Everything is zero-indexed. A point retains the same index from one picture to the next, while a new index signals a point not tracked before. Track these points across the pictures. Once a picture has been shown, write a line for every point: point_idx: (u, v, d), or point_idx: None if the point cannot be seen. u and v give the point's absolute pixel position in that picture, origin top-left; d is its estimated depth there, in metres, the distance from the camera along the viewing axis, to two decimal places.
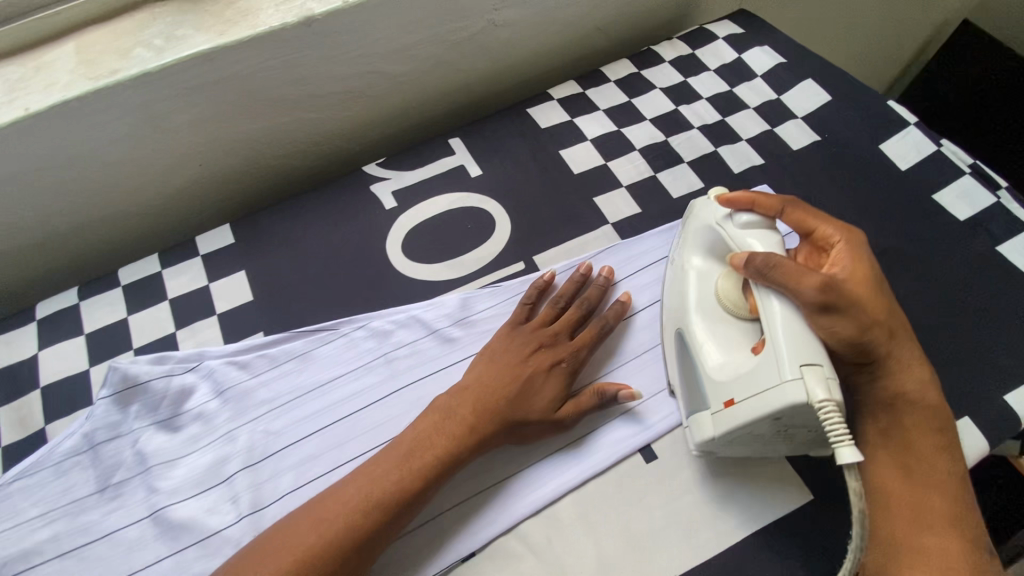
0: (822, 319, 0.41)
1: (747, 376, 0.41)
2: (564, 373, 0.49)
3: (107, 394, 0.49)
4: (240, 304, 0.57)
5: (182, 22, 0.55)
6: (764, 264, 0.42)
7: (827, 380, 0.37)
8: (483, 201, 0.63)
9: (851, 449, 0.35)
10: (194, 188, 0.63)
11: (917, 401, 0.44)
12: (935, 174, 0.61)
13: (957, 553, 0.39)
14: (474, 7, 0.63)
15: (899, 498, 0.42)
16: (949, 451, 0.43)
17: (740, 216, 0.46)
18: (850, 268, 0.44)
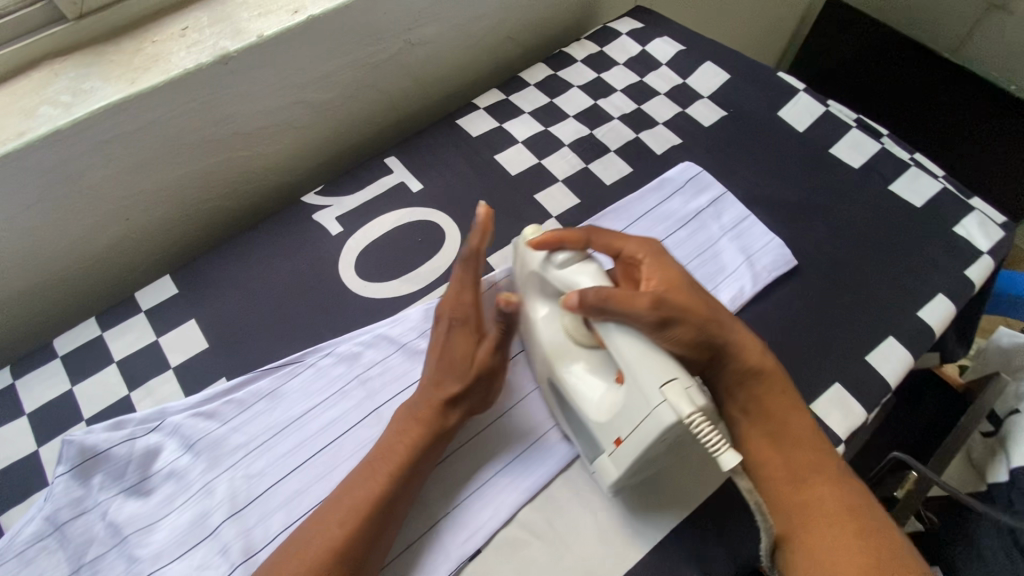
0: (666, 334, 0.42)
1: (622, 413, 0.41)
2: (465, 327, 0.49)
3: (65, 469, 0.46)
4: (194, 356, 0.55)
5: (91, 75, 0.52)
6: (596, 299, 0.41)
7: (687, 390, 0.38)
8: (427, 214, 0.64)
9: (729, 452, 0.37)
10: (128, 244, 0.61)
11: (761, 371, 0.46)
12: (828, 132, 0.68)
13: (832, 495, 0.43)
14: (390, 29, 0.65)
15: (772, 465, 0.45)
16: (796, 405, 0.46)
17: (556, 257, 0.46)
18: (663, 276, 0.46)
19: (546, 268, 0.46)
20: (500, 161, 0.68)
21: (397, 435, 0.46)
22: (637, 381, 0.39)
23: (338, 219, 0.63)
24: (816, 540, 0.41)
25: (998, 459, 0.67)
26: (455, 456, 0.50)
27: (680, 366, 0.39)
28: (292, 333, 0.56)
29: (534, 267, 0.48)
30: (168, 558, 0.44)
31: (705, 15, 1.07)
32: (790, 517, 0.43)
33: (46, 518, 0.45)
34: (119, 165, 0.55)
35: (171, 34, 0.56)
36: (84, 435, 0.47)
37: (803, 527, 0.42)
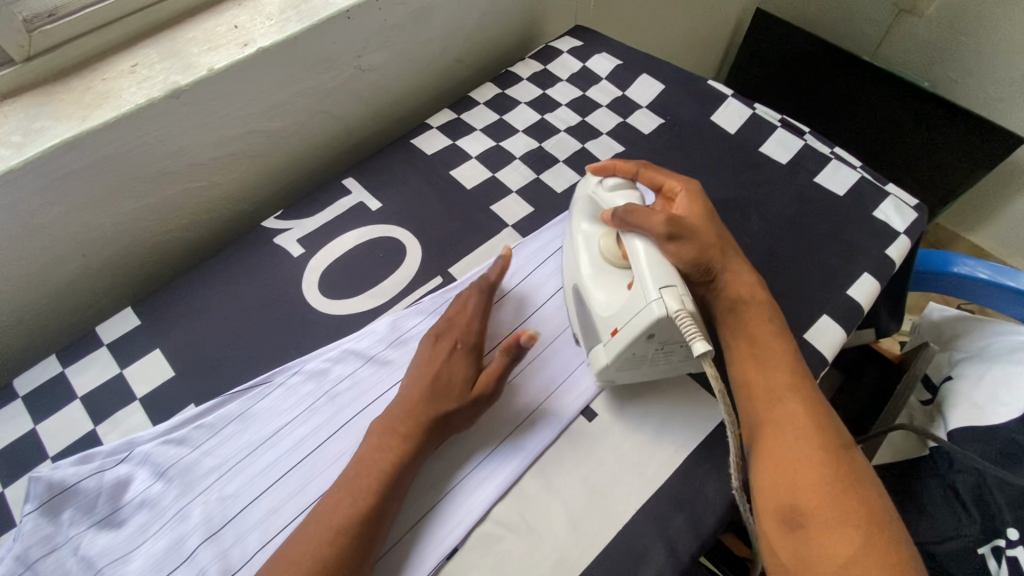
0: (673, 247, 0.51)
1: (624, 308, 0.48)
2: (465, 355, 0.53)
3: (34, 507, 0.46)
4: (160, 385, 0.55)
5: (42, 114, 0.53)
6: (625, 212, 0.52)
7: (681, 295, 0.45)
8: (387, 231, 0.66)
9: (702, 340, 0.43)
10: (86, 279, 0.61)
11: (749, 300, 0.53)
12: (757, 132, 0.74)
13: (803, 411, 0.47)
14: (339, 57, 0.67)
15: (754, 383, 0.50)
16: (780, 333, 0.52)
17: (606, 181, 0.57)
18: (689, 210, 0.56)
19: (597, 189, 0.57)
20: (455, 176, 0.71)
21: (377, 451, 0.48)
22: (642, 281, 0.47)
23: (298, 241, 0.65)
24: (782, 449, 0.46)
25: (936, 423, 0.75)
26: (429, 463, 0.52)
27: (678, 279, 0.47)
28: (258, 355, 0.57)
29: (588, 189, 0.59)
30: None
31: (643, 31, 1.14)
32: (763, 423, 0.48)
33: (15, 558, 0.44)
34: (73, 201, 0.56)
35: (122, 72, 0.57)
36: (54, 472, 0.47)
37: (772, 433, 0.47)
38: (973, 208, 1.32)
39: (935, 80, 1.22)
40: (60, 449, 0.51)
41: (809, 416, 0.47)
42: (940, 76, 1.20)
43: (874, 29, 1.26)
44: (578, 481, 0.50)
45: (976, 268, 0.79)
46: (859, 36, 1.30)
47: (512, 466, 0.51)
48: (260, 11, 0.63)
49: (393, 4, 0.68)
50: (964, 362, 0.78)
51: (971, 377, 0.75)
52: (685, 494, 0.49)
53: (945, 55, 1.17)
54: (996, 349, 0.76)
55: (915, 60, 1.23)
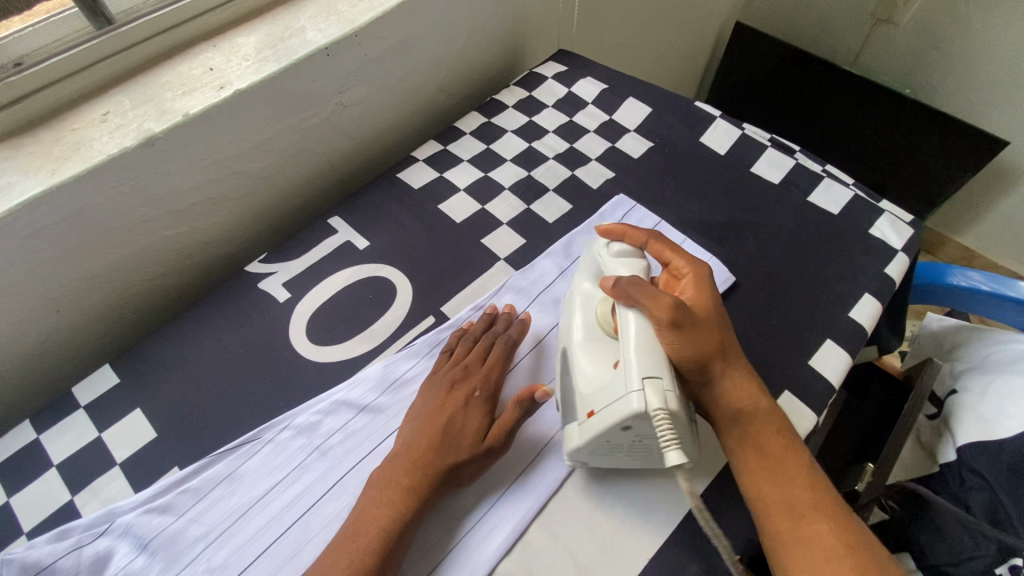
0: (671, 336, 0.46)
1: (603, 390, 0.45)
2: (481, 402, 0.51)
3: None
4: (142, 448, 0.52)
5: (8, 170, 0.51)
6: (629, 283, 0.49)
7: (665, 392, 0.42)
8: (376, 270, 0.64)
9: (677, 450, 0.40)
10: (60, 335, 0.59)
11: (755, 410, 0.49)
12: (748, 152, 0.73)
13: (830, 531, 0.44)
14: (320, 94, 0.66)
15: (773, 500, 0.46)
16: (793, 444, 0.48)
17: (613, 246, 0.55)
18: (695, 296, 0.52)
19: (603, 252, 0.55)
20: (443, 210, 0.69)
21: (376, 509, 0.46)
22: (627, 366, 0.44)
23: (284, 285, 0.62)
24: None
25: (944, 439, 0.73)
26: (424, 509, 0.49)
27: (668, 372, 0.43)
28: (244, 410, 0.54)
29: (595, 251, 0.57)
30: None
31: (626, 51, 1.14)
32: (786, 549, 0.44)
33: None
34: (44, 258, 0.53)
35: (92, 121, 0.55)
36: (34, 554, 0.45)
37: (800, 558, 0.43)
38: (960, 211, 1.33)
39: (917, 88, 1.22)
40: (38, 520, 0.49)
41: (835, 531, 0.44)
42: (921, 83, 1.21)
43: (852, 40, 1.28)
44: (587, 530, 0.48)
45: (975, 280, 0.78)
46: (840, 46, 1.31)
47: (520, 514, 0.48)
48: (236, 52, 0.62)
49: (372, 39, 0.67)
50: (967, 375, 0.77)
51: (976, 389, 0.74)
52: (698, 538, 0.47)
53: (924, 62, 1.18)
54: (998, 359, 0.75)
55: (896, 68, 1.23)
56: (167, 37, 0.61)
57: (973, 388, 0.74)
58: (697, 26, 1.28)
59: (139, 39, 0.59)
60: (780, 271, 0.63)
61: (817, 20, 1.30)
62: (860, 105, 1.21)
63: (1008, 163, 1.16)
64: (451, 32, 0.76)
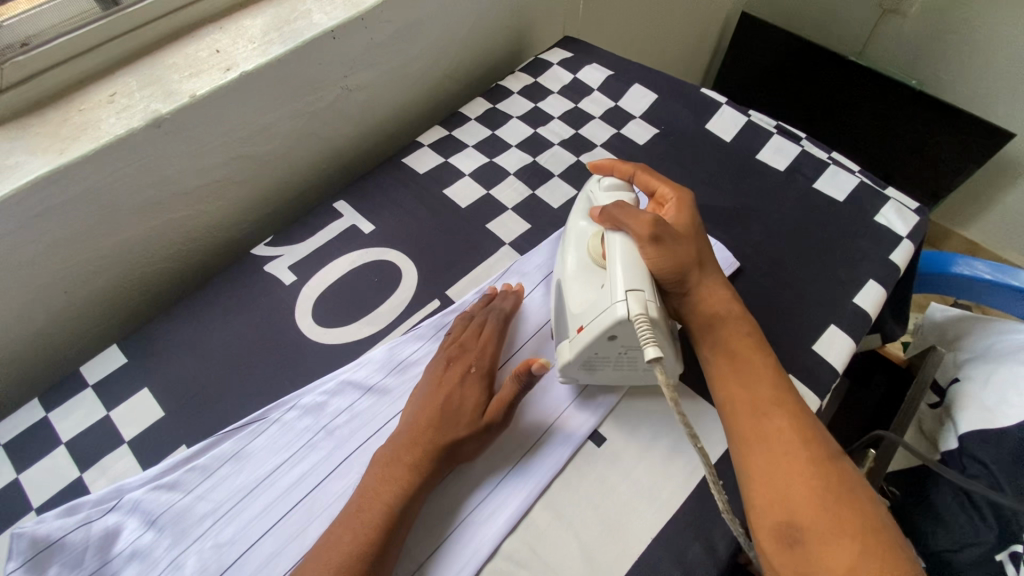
0: (652, 249, 0.49)
1: (591, 306, 0.48)
2: (478, 378, 0.52)
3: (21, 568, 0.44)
4: (149, 426, 0.53)
5: (16, 149, 0.51)
6: (614, 208, 0.51)
7: (645, 301, 0.45)
8: (382, 253, 0.64)
9: (654, 346, 0.42)
10: (67, 316, 0.59)
11: (726, 316, 0.51)
12: (754, 139, 0.73)
13: (791, 425, 0.44)
14: (326, 78, 0.66)
15: (739, 397, 0.47)
16: (762, 348, 0.50)
17: (604, 180, 0.56)
18: (676, 216, 0.54)
19: (594, 188, 0.56)
20: (448, 195, 0.69)
21: (380, 485, 0.46)
22: (611, 281, 0.46)
23: (290, 268, 0.63)
24: (771, 473, 0.43)
25: (946, 427, 0.73)
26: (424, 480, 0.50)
27: (649, 284, 0.46)
28: (251, 390, 0.55)
29: (587, 189, 0.58)
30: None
31: (631, 39, 1.13)
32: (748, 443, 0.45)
33: None
34: (51, 238, 0.54)
35: (99, 102, 0.55)
36: (43, 530, 0.45)
37: (756, 446, 0.44)
38: (965, 204, 1.33)
39: (923, 79, 1.21)
40: (47, 496, 0.49)
41: (796, 425, 0.44)
42: (928, 74, 1.20)
43: (859, 30, 1.27)
44: (592, 510, 0.48)
45: (978, 269, 0.78)
46: (846, 37, 1.30)
47: (524, 492, 0.49)
48: (243, 35, 0.62)
49: (379, 22, 0.66)
50: (969, 364, 0.77)
51: (978, 378, 0.74)
52: (701, 519, 0.47)
53: (932, 52, 1.17)
54: (1001, 348, 0.75)
55: (903, 58, 1.23)
56: (173, 18, 0.61)
57: (975, 377, 0.74)
58: (703, 15, 1.27)
59: (146, 20, 0.59)
60: (784, 256, 0.63)
61: (823, 10, 1.29)
62: (866, 96, 1.20)
63: (1013, 154, 1.16)
64: (456, 17, 0.76)
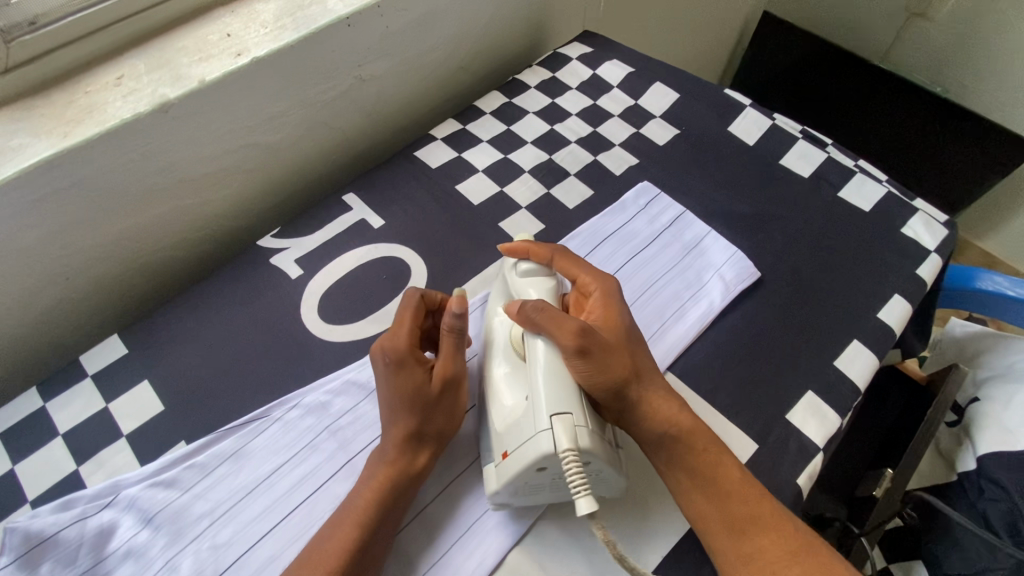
0: (580, 363, 0.45)
1: (515, 429, 0.44)
2: (408, 366, 0.47)
3: (10, 565, 0.43)
4: (149, 420, 0.51)
5: (19, 131, 0.50)
6: (535, 311, 0.47)
7: (574, 428, 0.42)
8: (391, 249, 0.63)
9: (585, 497, 0.40)
10: (68, 304, 0.58)
11: (677, 431, 0.47)
12: (778, 144, 0.71)
13: (774, 543, 0.44)
14: (339, 67, 0.64)
15: (706, 516, 0.45)
16: (719, 459, 0.47)
17: (520, 265, 0.53)
18: (602, 316, 0.50)
19: (510, 273, 0.53)
20: (460, 191, 0.68)
21: (362, 487, 0.45)
22: (538, 403, 0.43)
23: (297, 261, 0.61)
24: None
25: (964, 447, 0.71)
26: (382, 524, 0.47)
27: (577, 404, 0.43)
28: (253, 387, 0.53)
29: (503, 269, 0.54)
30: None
31: (651, 35, 1.11)
32: (740, 574, 0.43)
33: None
34: (53, 223, 0.52)
35: (106, 84, 0.54)
36: (35, 525, 0.44)
37: (742, 571, 0.43)
38: (985, 217, 1.29)
39: (949, 86, 1.18)
40: (44, 487, 0.48)
41: (784, 544, 0.43)
42: (954, 82, 1.16)
43: (883, 34, 1.23)
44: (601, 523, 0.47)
45: (1003, 285, 0.76)
46: (869, 40, 1.26)
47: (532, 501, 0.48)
48: (255, 19, 0.60)
49: (396, 10, 0.64)
50: (992, 384, 0.74)
51: (1000, 399, 0.71)
52: None
53: (958, 57, 1.13)
54: None
55: (928, 63, 1.19)
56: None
57: (998, 397, 0.72)
58: (725, 12, 1.24)
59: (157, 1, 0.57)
60: (806, 266, 0.61)
61: (847, 11, 1.26)
62: (889, 102, 1.17)
63: None
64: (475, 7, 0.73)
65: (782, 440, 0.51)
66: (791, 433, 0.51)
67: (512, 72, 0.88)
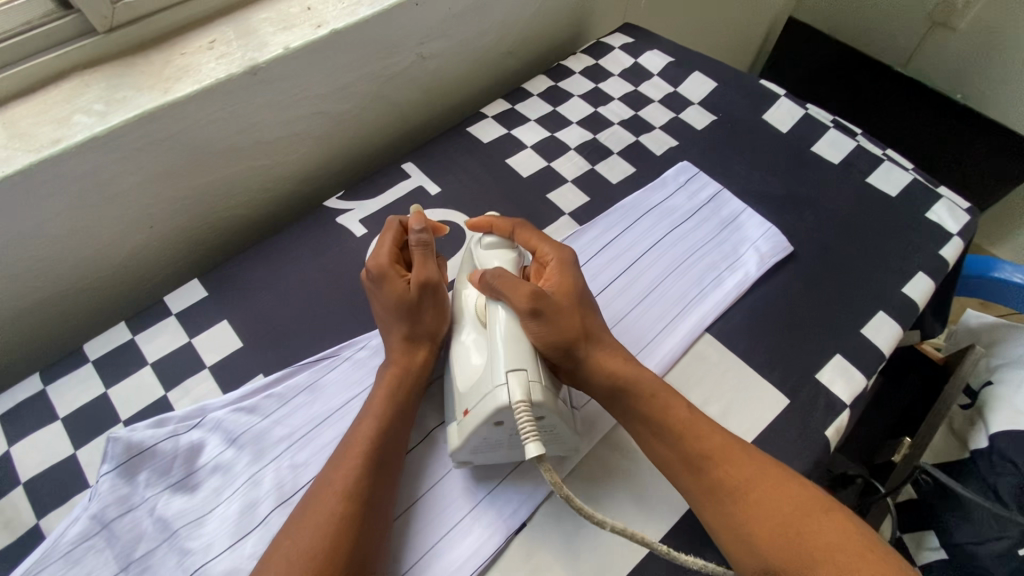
0: (534, 323, 0.47)
1: (475, 387, 0.46)
2: (388, 275, 0.52)
3: (110, 471, 0.47)
4: (229, 355, 0.56)
5: (123, 85, 0.54)
6: (493, 277, 0.49)
7: (528, 382, 0.44)
8: (448, 215, 0.67)
9: (534, 441, 0.41)
10: (150, 250, 0.63)
11: (627, 380, 0.50)
12: (810, 132, 0.75)
13: (738, 472, 0.45)
14: (404, 43, 0.69)
15: (670, 461, 0.47)
16: (674, 405, 0.49)
17: (484, 239, 0.54)
18: (559, 281, 0.52)
19: (475, 246, 0.55)
20: (511, 164, 0.72)
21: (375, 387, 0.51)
22: (495, 361, 0.46)
23: (360, 221, 0.66)
24: (730, 515, 0.44)
25: (977, 427, 0.74)
26: (425, 470, 0.51)
27: (531, 360, 0.45)
28: (324, 330, 0.58)
29: (469, 244, 0.56)
30: (219, 549, 0.45)
31: (682, 33, 1.15)
32: (710, 506, 0.45)
33: (94, 518, 0.45)
34: (147, 172, 0.57)
35: (199, 48, 0.58)
36: (134, 437, 0.48)
37: (712, 505, 0.45)
38: (999, 223, 1.33)
39: (967, 93, 1.20)
40: (136, 409, 0.53)
41: (745, 471, 0.45)
42: (973, 88, 1.19)
43: (905, 39, 1.26)
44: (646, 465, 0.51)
45: (1013, 273, 0.80)
46: (891, 46, 1.30)
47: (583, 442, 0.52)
48: None
49: None
50: (1004, 368, 0.78)
51: (1013, 382, 0.75)
52: None
53: (977, 67, 1.16)
54: None
55: (947, 73, 1.22)
56: None
57: (1009, 381, 0.76)
58: (753, 15, 1.29)
59: None
60: (834, 244, 0.65)
61: (870, 17, 1.29)
62: (910, 106, 1.21)
63: None
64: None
65: (812, 397, 0.55)
66: (821, 390, 0.55)
67: (554, 59, 0.92)
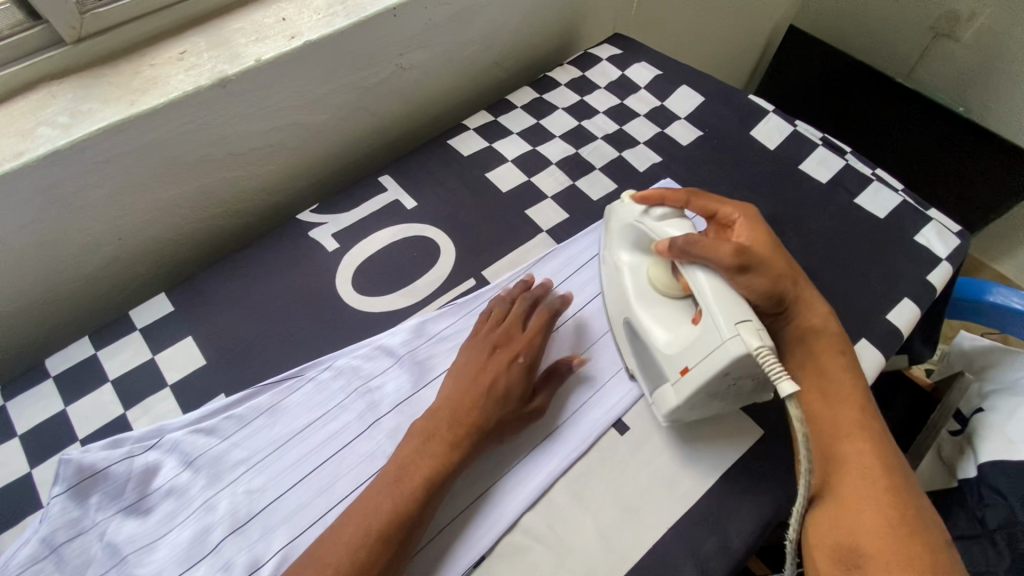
0: (742, 279, 0.48)
1: (694, 345, 0.45)
2: (523, 367, 0.51)
3: (62, 493, 0.46)
4: (191, 373, 0.55)
5: (90, 97, 0.53)
6: (685, 243, 0.48)
7: (758, 331, 0.43)
8: (423, 229, 0.66)
9: (789, 380, 0.40)
10: (120, 262, 0.62)
11: (821, 329, 0.53)
12: (798, 149, 0.73)
13: (871, 451, 0.46)
14: (383, 54, 0.67)
15: (823, 423, 0.48)
16: (852, 368, 0.51)
17: (654, 210, 0.54)
18: (753, 237, 0.54)
19: (643, 218, 0.55)
20: (490, 178, 0.71)
21: (431, 442, 0.47)
22: (714, 318, 0.44)
23: (333, 236, 0.64)
24: (850, 482, 0.44)
25: (966, 456, 0.71)
26: None
27: (752, 313, 0.45)
28: (289, 348, 0.57)
29: (632, 219, 0.55)
30: None
31: (675, 44, 1.14)
32: (830, 476, 0.46)
33: (41, 541, 0.44)
34: (115, 185, 0.56)
35: (169, 59, 0.57)
36: (88, 459, 0.47)
37: (841, 476, 0.45)
38: (1000, 239, 1.30)
39: (969, 106, 1.18)
40: (94, 427, 0.52)
41: (878, 454, 0.45)
42: (975, 102, 1.17)
43: (906, 51, 1.24)
44: (611, 498, 0.49)
45: (1011, 298, 0.77)
46: (893, 58, 1.28)
47: (547, 471, 0.50)
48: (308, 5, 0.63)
49: (439, 4, 0.68)
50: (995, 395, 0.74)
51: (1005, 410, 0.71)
52: (715, 512, 0.48)
53: (983, 78, 1.13)
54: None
55: (949, 86, 1.20)
56: None
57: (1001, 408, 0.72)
58: (752, 24, 1.27)
59: None
60: (818, 267, 0.63)
61: (871, 28, 1.27)
62: (909, 120, 1.19)
63: None
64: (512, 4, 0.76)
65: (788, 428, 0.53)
66: None
67: (542, 69, 0.91)
